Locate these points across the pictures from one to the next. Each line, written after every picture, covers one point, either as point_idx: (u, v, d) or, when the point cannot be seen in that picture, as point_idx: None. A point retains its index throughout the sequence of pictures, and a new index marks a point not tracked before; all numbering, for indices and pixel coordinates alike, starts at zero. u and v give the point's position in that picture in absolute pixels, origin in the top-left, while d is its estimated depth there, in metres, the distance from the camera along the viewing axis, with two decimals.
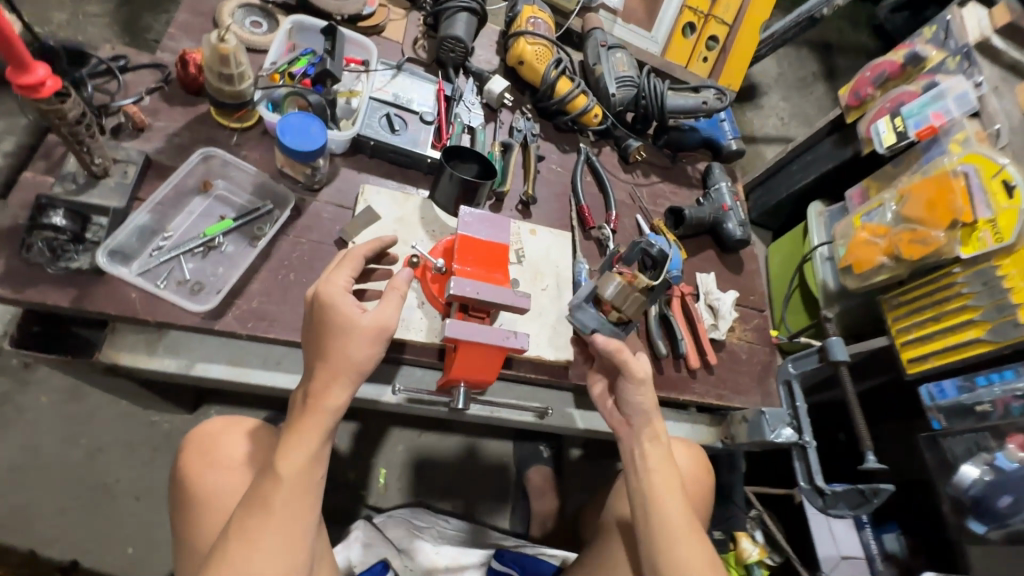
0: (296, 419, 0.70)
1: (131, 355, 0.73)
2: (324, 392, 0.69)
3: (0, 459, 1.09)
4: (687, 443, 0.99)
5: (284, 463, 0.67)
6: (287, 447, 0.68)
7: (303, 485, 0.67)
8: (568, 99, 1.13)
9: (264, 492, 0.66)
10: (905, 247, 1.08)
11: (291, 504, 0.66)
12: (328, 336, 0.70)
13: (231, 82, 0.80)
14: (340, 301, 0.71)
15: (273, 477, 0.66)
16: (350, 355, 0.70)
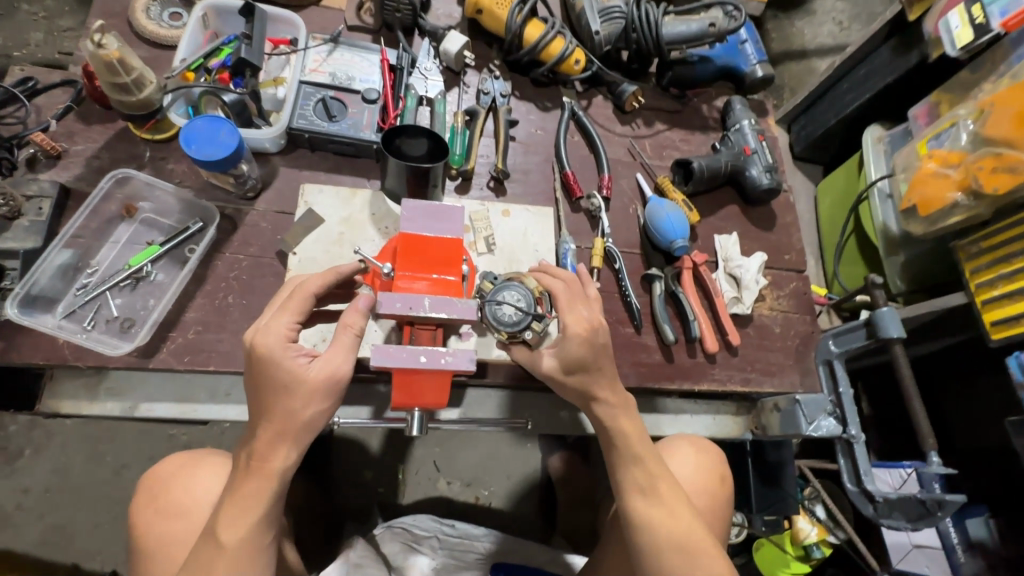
0: (239, 479, 0.63)
1: (74, 402, 0.70)
2: (269, 457, 0.62)
3: (36, 482, 1.16)
4: (696, 444, 0.85)
5: (226, 530, 0.61)
6: (226, 514, 0.62)
7: (249, 552, 0.62)
8: (540, 46, 0.95)
9: (204, 558, 0.61)
10: (986, 178, 0.85)
11: (237, 573, 0.61)
12: (270, 395, 0.62)
13: (130, 91, 0.72)
14: (282, 355, 0.63)
15: (217, 545, 0.61)
16: (295, 414, 0.63)
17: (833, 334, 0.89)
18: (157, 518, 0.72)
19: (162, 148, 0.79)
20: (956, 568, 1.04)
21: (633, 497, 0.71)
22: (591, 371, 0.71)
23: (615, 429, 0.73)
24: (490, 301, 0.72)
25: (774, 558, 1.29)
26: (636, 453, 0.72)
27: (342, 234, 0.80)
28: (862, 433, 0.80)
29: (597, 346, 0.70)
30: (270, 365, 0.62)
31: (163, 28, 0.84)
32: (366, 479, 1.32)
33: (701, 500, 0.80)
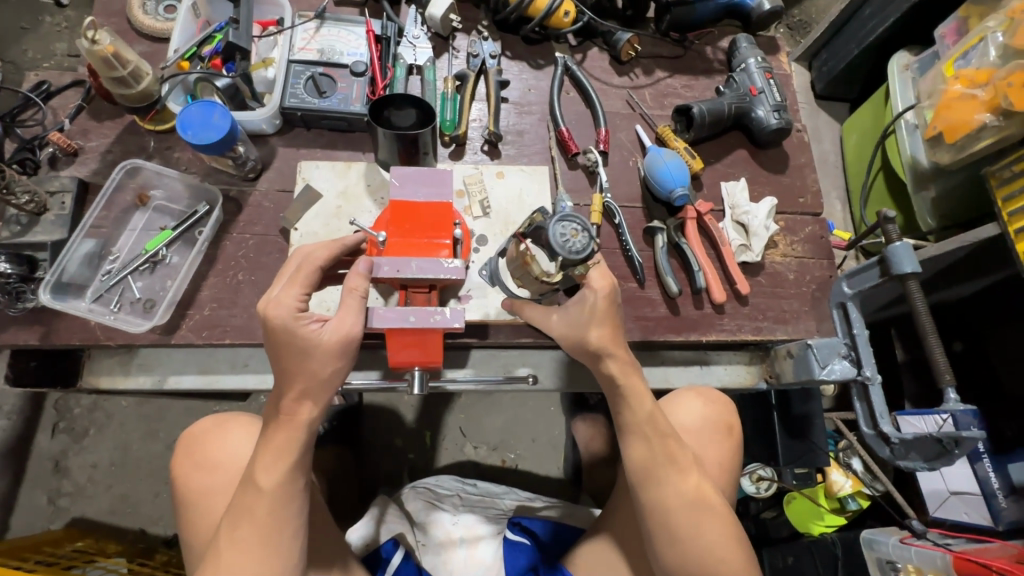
0: (270, 430, 0.66)
1: (110, 378, 0.77)
2: (295, 410, 0.65)
3: (102, 457, 1.28)
4: (703, 400, 0.87)
5: (262, 475, 0.64)
6: (262, 463, 0.65)
7: (286, 496, 0.64)
8: (526, 1, 0.93)
9: (247, 500, 0.64)
10: (1017, 95, 0.77)
11: (276, 515, 0.64)
12: (288, 361, 0.64)
13: (129, 84, 0.77)
14: (295, 325, 0.64)
15: (256, 489, 0.64)
16: (313, 374, 0.64)
17: (845, 275, 0.80)
18: (199, 472, 0.77)
19: (168, 138, 0.83)
20: (997, 514, 1.00)
21: (642, 460, 0.71)
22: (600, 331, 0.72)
23: (625, 389, 0.72)
24: (555, 224, 0.66)
25: (806, 511, 1.25)
26: (646, 415, 0.72)
27: (340, 207, 0.82)
28: (879, 374, 0.76)
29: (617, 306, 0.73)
30: (286, 334, 0.63)
31: (159, 21, 0.87)
32: (396, 447, 1.38)
33: (708, 450, 0.84)
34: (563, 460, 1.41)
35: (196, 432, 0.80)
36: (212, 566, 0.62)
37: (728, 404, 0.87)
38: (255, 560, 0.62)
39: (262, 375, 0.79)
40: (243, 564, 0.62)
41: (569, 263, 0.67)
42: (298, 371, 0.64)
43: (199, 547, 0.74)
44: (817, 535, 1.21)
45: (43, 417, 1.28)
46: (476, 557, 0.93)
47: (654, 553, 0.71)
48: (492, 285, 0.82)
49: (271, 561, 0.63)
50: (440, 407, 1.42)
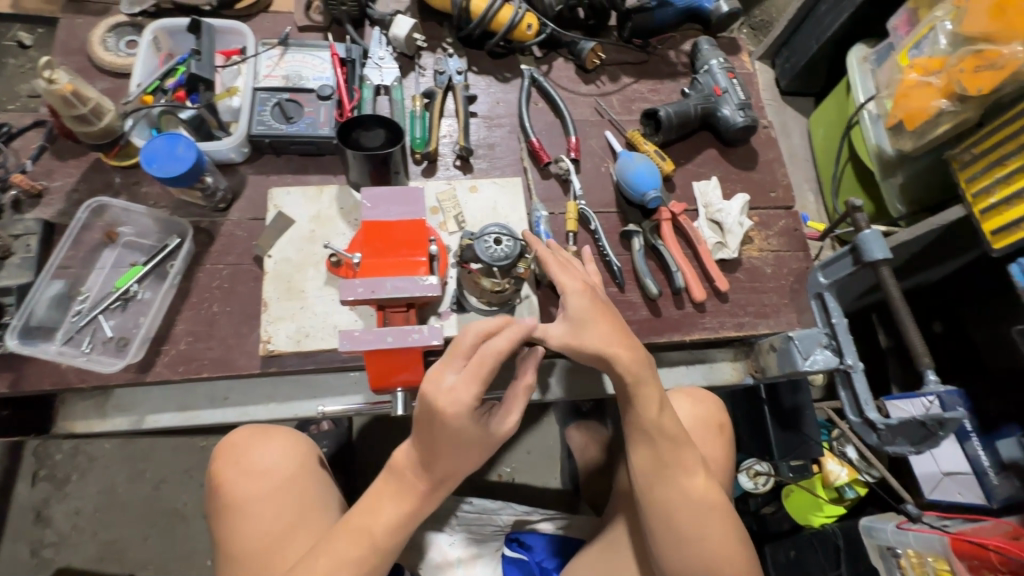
0: (396, 483, 0.66)
1: (86, 421, 0.75)
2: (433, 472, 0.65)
3: (86, 503, 1.24)
4: (692, 401, 0.88)
5: (381, 524, 0.65)
6: (387, 500, 0.66)
7: (388, 548, 0.65)
8: (489, 16, 0.94)
9: (354, 545, 0.64)
10: (967, 80, 0.79)
11: (370, 562, 0.64)
12: (448, 445, 0.62)
13: (90, 122, 0.76)
14: (469, 423, 0.60)
15: (367, 534, 0.64)
16: (462, 461, 0.65)
17: (820, 265, 0.82)
18: (245, 478, 0.72)
19: (133, 173, 0.82)
20: (988, 492, 1.00)
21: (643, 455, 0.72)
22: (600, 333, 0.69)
23: (634, 395, 0.70)
24: (480, 242, 0.71)
25: (806, 505, 1.25)
26: (653, 413, 0.71)
27: (314, 232, 0.82)
28: (861, 361, 0.76)
29: (597, 305, 0.71)
30: (442, 427, 0.60)
31: (121, 57, 0.87)
32: None
33: (701, 442, 0.86)
34: (560, 470, 1.40)
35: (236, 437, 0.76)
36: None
37: (717, 407, 0.89)
38: None
39: (243, 407, 0.78)
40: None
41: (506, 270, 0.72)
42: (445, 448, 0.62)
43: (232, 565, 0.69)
44: (818, 527, 1.21)
45: (23, 466, 1.24)
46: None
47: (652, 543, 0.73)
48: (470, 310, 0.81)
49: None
50: None
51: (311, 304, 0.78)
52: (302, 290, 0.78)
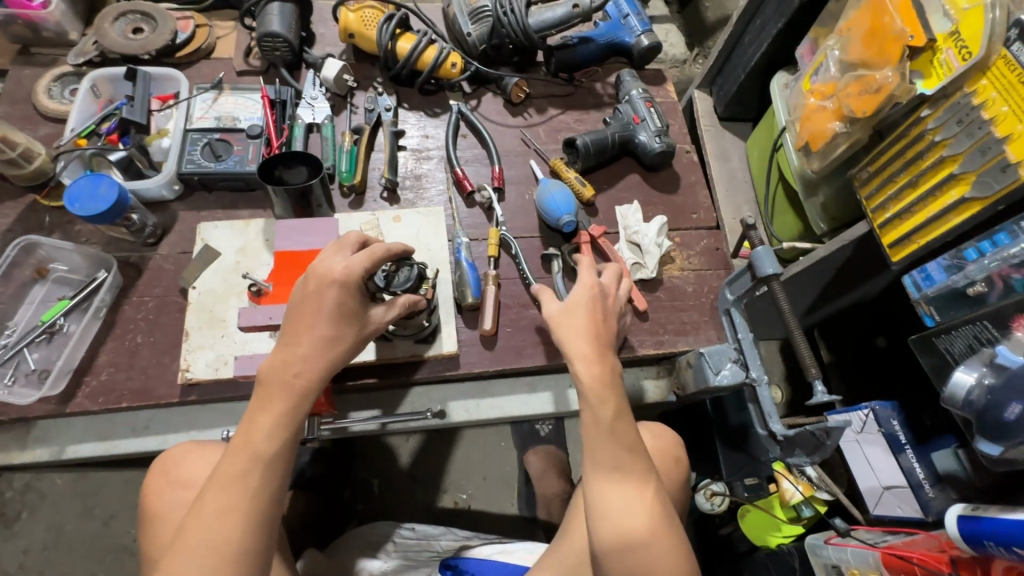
0: (261, 391, 0.63)
1: (6, 453, 0.76)
2: (287, 368, 0.63)
3: (35, 541, 1.24)
4: (652, 432, 0.90)
5: (257, 440, 0.61)
6: (255, 421, 0.62)
7: (274, 459, 0.61)
8: (414, 56, 1.00)
9: (230, 468, 0.60)
10: (853, 103, 0.83)
11: (262, 484, 0.60)
12: (323, 316, 0.65)
13: (21, 165, 0.81)
14: (349, 290, 0.67)
15: (243, 448, 0.60)
16: (319, 340, 0.65)
17: (727, 282, 0.86)
18: (176, 489, 0.69)
19: (66, 212, 0.86)
20: (925, 505, 0.98)
21: (616, 512, 0.65)
22: (586, 325, 0.71)
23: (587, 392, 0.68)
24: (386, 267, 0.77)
25: (763, 525, 1.23)
26: (615, 454, 0.66)
27: (238, 263, 0.85)
28: (766, 375, 0.78)
29: (600, 313, 0.73)
30: (319, 297, 0.66)
31: (63, 104, 0.92)
32: (344, 499, 1.34)
33: (658, 477, 0.85)
34: (517, 496, 1.38)
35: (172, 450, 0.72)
36: (188, 544, 0.56)
37: (671, 438, 0.90)
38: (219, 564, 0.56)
39: (164, 436, 0.79)
40: (214, 543, 0.56)
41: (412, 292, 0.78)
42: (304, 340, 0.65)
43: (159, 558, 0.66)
44: (773, 547, 1.18)
45: None
46: None
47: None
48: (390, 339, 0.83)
49: (249, 535, 0.58)
50: (387, 455, 1.40)
51: (230, 332, 0.80)
52: (223, 320, 0.81)
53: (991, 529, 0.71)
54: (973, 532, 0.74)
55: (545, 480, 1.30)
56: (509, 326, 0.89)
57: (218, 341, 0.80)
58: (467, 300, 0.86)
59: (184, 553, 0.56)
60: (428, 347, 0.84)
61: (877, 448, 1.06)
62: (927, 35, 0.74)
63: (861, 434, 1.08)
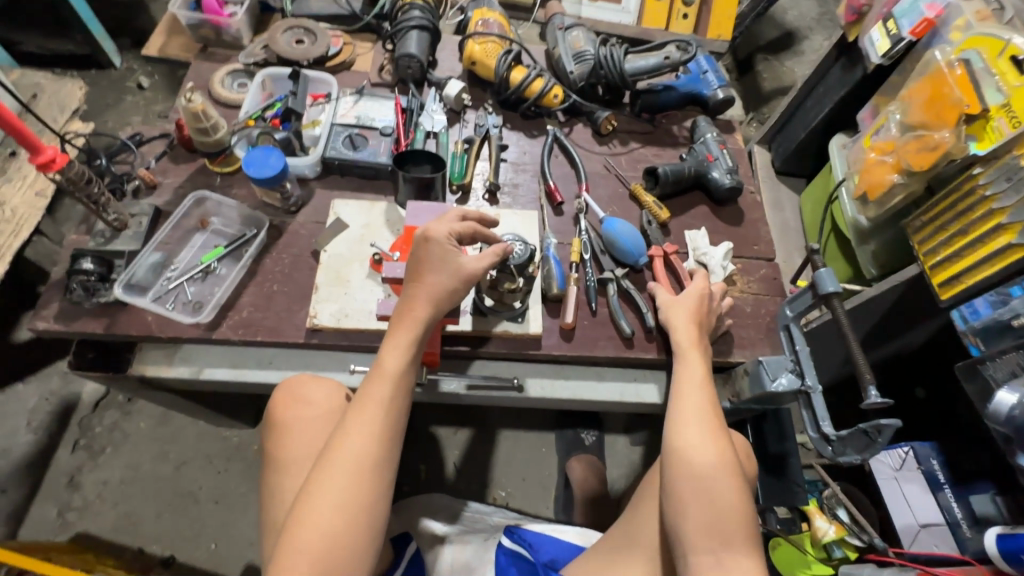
0: (392, 325, 0.74)
1: (154, 367, 0.89)
2: (411, 305, 0.73)
3: (114, 475, 1.35)
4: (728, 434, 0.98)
5: (386, 367, 0.70)
6: (386, 351, 0.71)
7: (403, 382, 0.70)
8: (523, 85, 1.17)
9: (368, 390, 0.69)
10: (913, 159, 0.96)
11: (395, 403, 0.69)
12: (435, 265, 0.74)
13: (208, 133, 0.99)
14: (444, 242, 0.75)
15: (379, 375, 0.69)
16: (433, 287, 0.74)
17: (787, 302, 0.94)
18: (300, 406, 0.76)
19: (230, 178, 1.03)
20: (961, 543, 1.05)
21: (688, 446, 0.78)
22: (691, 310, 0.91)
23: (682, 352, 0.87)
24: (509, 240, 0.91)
25: (793, 561, 1.25)
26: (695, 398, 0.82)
27: (363, 235, 0.99)
28: (820, 384, 0.86)
29: (703, 312, 0.92)
30: (438, 250, 0.74)
31: (233, 92, 1.11)
32: (393, 478, 1.42)
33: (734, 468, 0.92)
34: (555, 500, 1.44)
35: (297, 376, 0.79)
36: (338, 457, 0.65)
37: (742, 445, 1.00)
38: (360, 475, 0.64)
39: (285, 371, 0.91)
40: (358, 457, 0.65)
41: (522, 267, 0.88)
42: (424, 288, 0.75)
43: (289, 469, 0.74)
44: None
45: (66, 434, 1.38)
46: (462, 555, 0.96)
47: (676, 525, 0.77)
48: (487, 316, 0.94)
49: (386, 450, 0.67)
50: (435, 444, 1.48)
51: (352, 291, 0.94)
52: (346, 280, 0.95)
53: None
54: (1011, 547, 0.80)
55: (584, 485, 1.36)
56: (586, 320, 1.00)
57: (341, 296, 0.93)
58: (553, 291, 0.98)
59: (336, 463, 0.64)
60: (518, 326, 0.95)
61: (916, 487, 1.13)
62: (982, 104, 0.86)
63: (899, 472, 1.14)
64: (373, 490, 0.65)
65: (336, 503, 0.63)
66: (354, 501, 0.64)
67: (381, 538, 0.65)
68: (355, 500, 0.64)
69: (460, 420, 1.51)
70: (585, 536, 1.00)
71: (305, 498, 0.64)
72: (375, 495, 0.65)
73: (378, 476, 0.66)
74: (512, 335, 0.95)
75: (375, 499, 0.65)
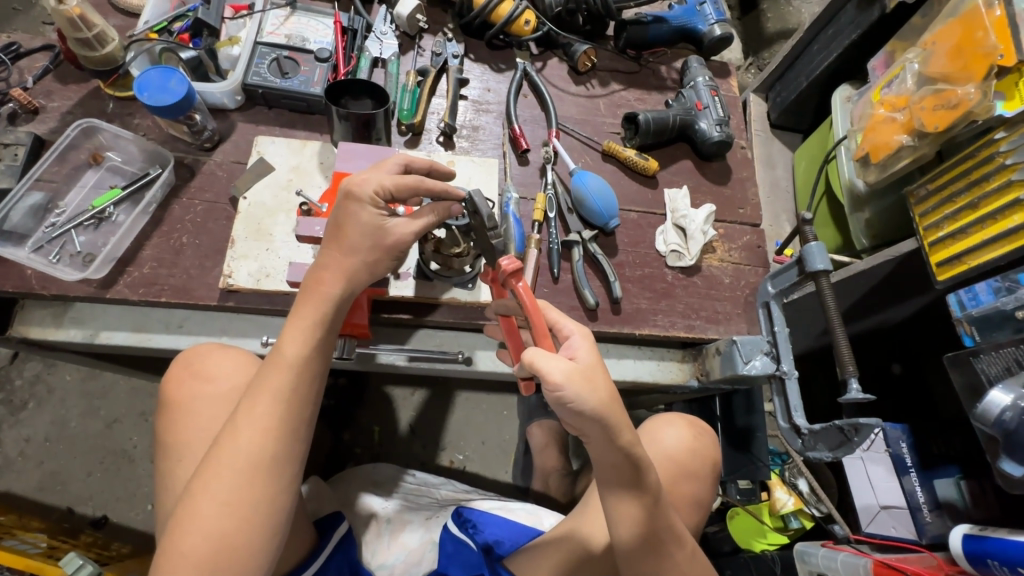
0: (298, 303, 0.66)
1: (41, 328, 0.77)
2: (320, 280, 0.65)
3: (38, 432, 1.25)
4: (688, 422, 0.95)
5: (287, 350, 0.63)
6: (289, 335, 0.64)
7: (308, 370, 0.63)
8: (489, 7, 0.99)
9: (266, 377, 0.61)
10: (927, 117, 0.83)
11: (297, 393, 0.62)
12: (355, 232, 0.66)
13: (94, 47, 0.83)
14: (366, 205, 0.65)
15: (278, 360, 0.62)
16: (351, 260, 0.66)
17: (769, 276, 0.85)
18: (198, 385, 0.70)
19: (127, 104, 0.86)
20: (920, 527, 1.02)
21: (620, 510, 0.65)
22: (601, 392, 0.59)
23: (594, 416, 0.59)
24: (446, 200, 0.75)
25: (749, 529, 1.23)
26: (627, 471, 0.63)
27: (290, 181, 0.84)
28: (797, 370, 0.79)
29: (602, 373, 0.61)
30: (362, 217, 0.65)
31: None
32: (343, 441, 1.35)
33: (682, 471, 0.90)
34: (513, 465, 1.39)
35: (199, 347, 0.73)
36: (226, 452, 0.57)
37: (706, 436, 0.95)
38: (251, 473, 0.58)
39: (197, 337, 0.80)
40: (251, 452, 0.58)
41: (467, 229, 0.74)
42: (337, 261, 0.66)
43: (184, 457, 0.66)
44: (757, 552, 1.19)
45: None
46: (402, 539, 0.91)
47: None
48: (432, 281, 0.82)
49: (285, 445, 0.60)
50: (390, 406, 1.40)
51: (276, 247, 0.80)
52: (270, 232, 0.81)
53: (995, 548, 0.75)
54: (978, 550, 0.78)
55: (544, 454, 1.30)
56: (545, 288, 0.89)
57: (260, 251, 0.80)
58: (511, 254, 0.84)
59: (224, 460, 0.57)
60: (466, 293, 0.83)
61: (882, 469, 1.10)
62: (1019, 56, 0.74)
63: (867, 452, 1.12)
64: (268, 489, 0.58)
65: (224, 504, 0.56)
66: (247, 501, 0.57)
67: (281, 538, 0.59)
68: (247, 501, 0.57)
69: (418, 381, 1.43)
70: (534, 516, 0.95)
71: (188, 499, 0.57)
72: (270, 495, 0.58)
73: (274, 473, 0.59)
74: (461, 303, 0.83)
75: (268, 499, 0.58)
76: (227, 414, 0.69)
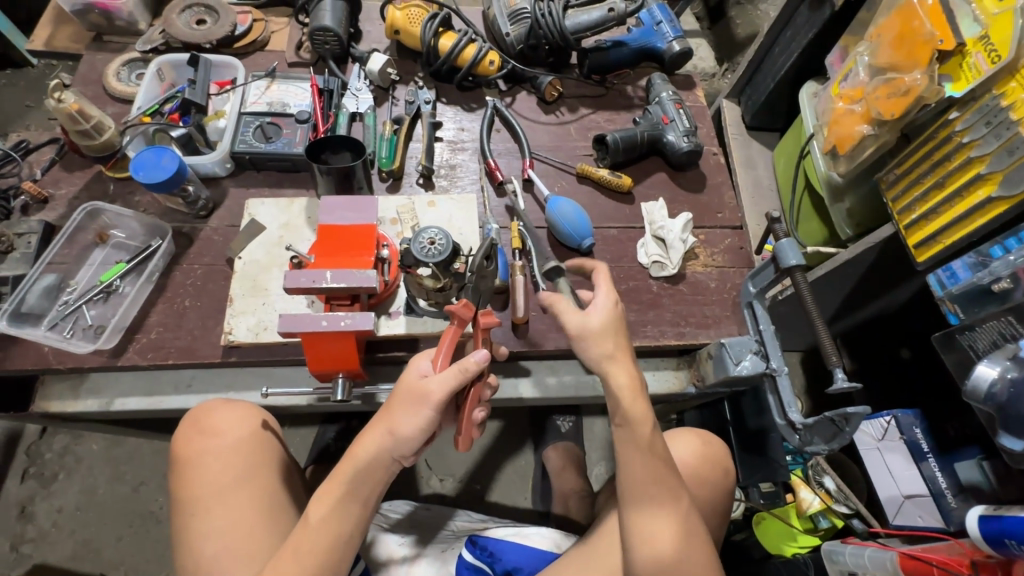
0: (339, 467, 0.68)
1: (60, 401, 0.82)
2: (359, 442, 0.67)
3: (68, 502, 1.29)
4: (703, 439, 0.94)
5: (316, 513, 0.66)
6: (320, 496, 0.66)
7: (334, 536, 0.65)
8: (454, 53, 1.05)
9: (298, 537, 0.65)
10: (883, 106, 0.85)
11: (319, 559, 0.64)
12: (395, 402, 0.67)
13: (92, 136, 0.90)
14: (409, 375, 0.68)
15: (308, 524, 0.65)
16: (397, 423, 0.66)
17: (749, 276, 0.85)
18: (207, 442, 0.73)
19: (128, 184, 0.94)
20: (947, 514, 0.99)
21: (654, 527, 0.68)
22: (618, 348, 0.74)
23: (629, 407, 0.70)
24: (417, 239, 0.77)
25: (779, 533, 1.19)
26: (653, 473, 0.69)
27: (282, 237, 0.89)
28: (786, 364, 0.77)
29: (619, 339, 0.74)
30: (404, 384, 0.68)
31: (129, 86, 1.00)
32: None
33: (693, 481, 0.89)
34: (532, 491, 1.38)
35: (207, 403, 0.77)
36: None
37: (715, 448, 0.94)
38: None
39: (205, 394, 0.83)
40: None
41: (445, 264, 0.77)
42: (384, 420, 0.67)
43: (196, 511, 0.70)
44: (789, 556, 1.15)
45: (15, 462, 1.32)
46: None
47: None
48: (423, 315, 0.86)
49: None
50: None
51: (271, 300, 0.85)
52: (266, 287, 0.85)
53: (1012, 526, 0.76)
54: (995, 530, 0.79)
55: (561, 476, 1.29)
56: (533, 311, 0.92)
57: (258, 307, 0.84)
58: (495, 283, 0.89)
59: None
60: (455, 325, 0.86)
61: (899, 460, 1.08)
62: (957, 39, 0.76)
63: (882, 442, 1.10)
64: None
65: None
66: None
67: None
68: None
69: None
70: (551, 540, 0.95)
71: None
72: None
73: None
74: None
75: None
76: (233, 470, 0.72)
